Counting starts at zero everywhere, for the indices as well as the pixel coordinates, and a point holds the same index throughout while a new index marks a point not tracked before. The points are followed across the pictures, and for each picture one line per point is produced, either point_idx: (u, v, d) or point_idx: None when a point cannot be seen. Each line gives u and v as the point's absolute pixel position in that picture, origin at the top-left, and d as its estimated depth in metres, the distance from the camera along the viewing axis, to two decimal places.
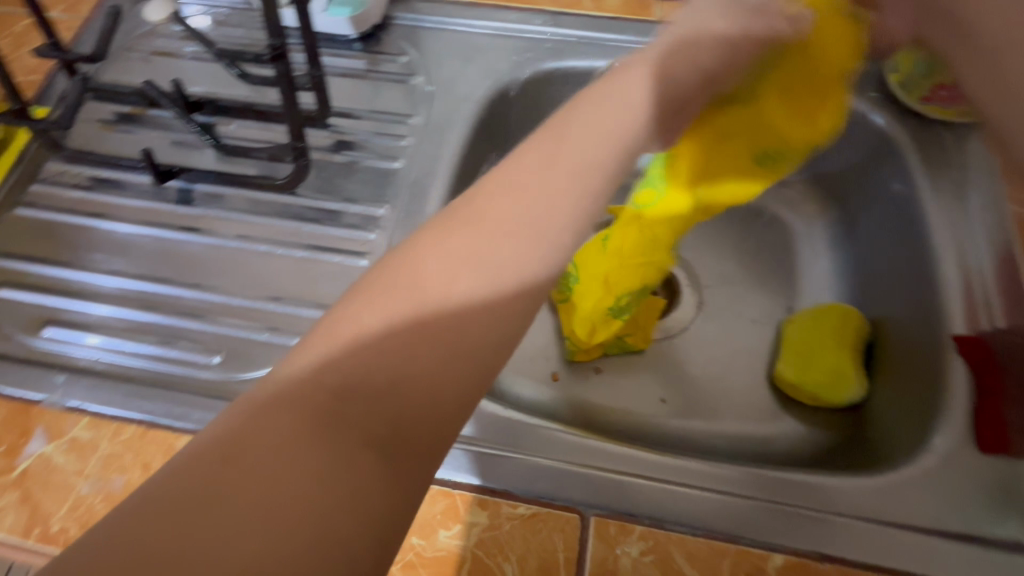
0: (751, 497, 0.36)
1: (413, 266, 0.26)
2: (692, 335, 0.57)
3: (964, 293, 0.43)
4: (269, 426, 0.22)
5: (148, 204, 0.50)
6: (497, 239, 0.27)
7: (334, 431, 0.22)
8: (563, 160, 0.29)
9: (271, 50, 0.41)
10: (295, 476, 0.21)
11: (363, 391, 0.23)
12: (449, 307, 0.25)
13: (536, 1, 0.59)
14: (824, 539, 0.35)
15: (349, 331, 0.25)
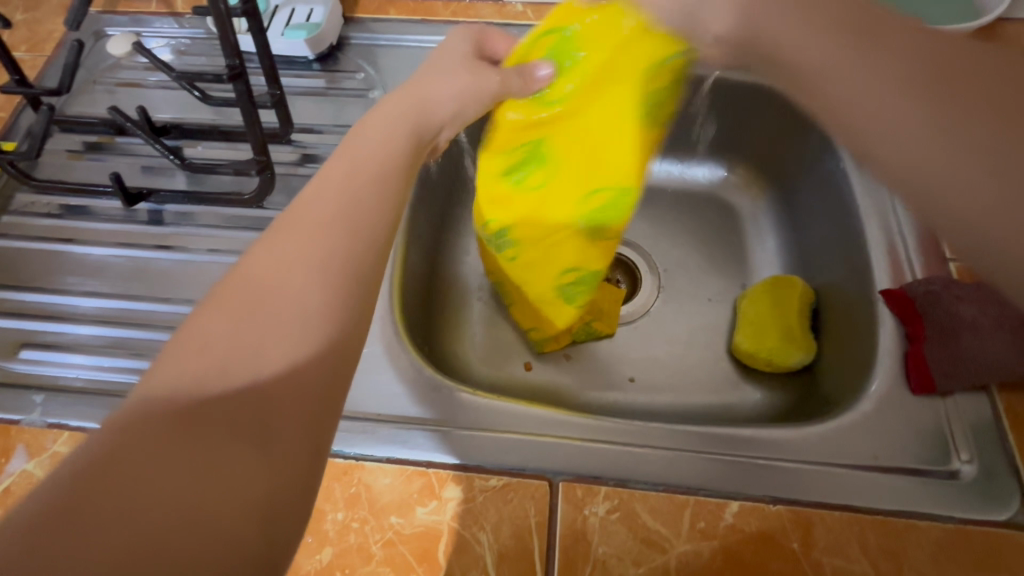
0: (689, 451, 0.39)
1: (239, 282, 0.28)
2: (653, 316, 0.60)
3: (888, 255, 0.47)
4: (125, 441, 0.22)
5: (120, 226, 0.52)
6: (316, 242, 0.29)
7: (204, 429, 0.23)
8: (361, 174, 0.33)
9: (229, 71, 0.43)
10: (166, 479, 0.22)
11: (217, 391, 0.24)
12: (290, 304, 0.27)
13: (482, 13, 0.62)
14: (792, 488, 0.37)
15: (198, 343, 0.26)
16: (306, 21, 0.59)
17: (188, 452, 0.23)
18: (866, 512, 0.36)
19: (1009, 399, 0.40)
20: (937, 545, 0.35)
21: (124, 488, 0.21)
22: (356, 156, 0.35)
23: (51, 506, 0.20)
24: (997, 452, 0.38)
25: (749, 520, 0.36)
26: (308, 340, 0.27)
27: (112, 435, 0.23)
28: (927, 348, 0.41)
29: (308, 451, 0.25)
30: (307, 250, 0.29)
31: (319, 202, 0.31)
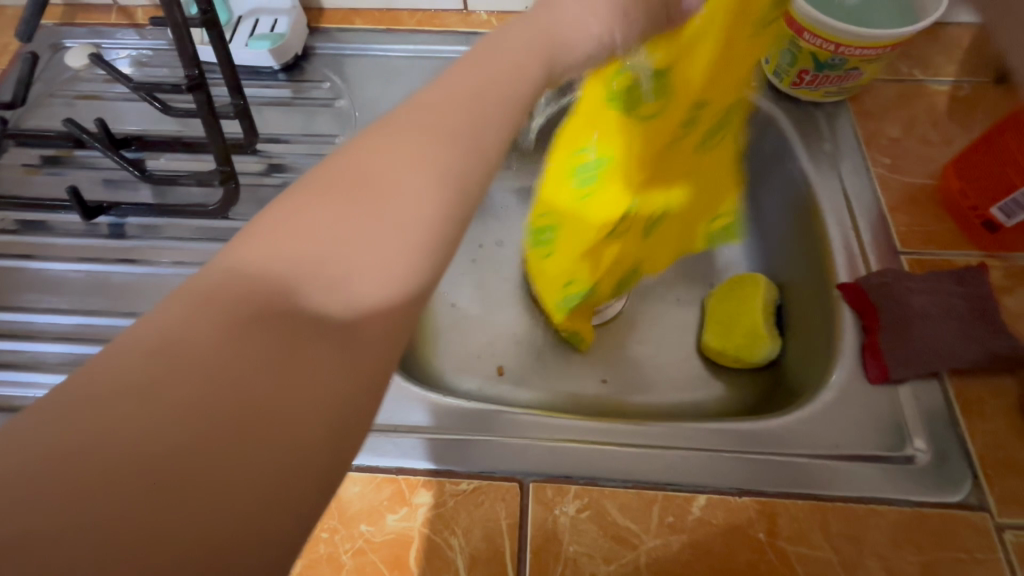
0: (728, 451, 0.39)
1: (348, 166, 0.25)
2: (625, 317, 0.61)
3: (845, 250, 0.48)
4: (219, 312, 0.21)
5: (80, 241, 0.51)
6: (433, 149, 0.27)
7: (290, 332, 0.21)
8: (481, 84, 0.29)
9: (187, 81, 0.43)
10: (258, 367, 0.20)
11: (310, 282, 0.23)
12: (406, 209, 0.25)
13: (448, 22, 0.63)
14: (800, 481, 0.38)
15: (296, 221, 0.24)
16: (270, 32, 0.58)
17: (268, 350, 0.21)
18: (827, 499, 0.37)
19: (959, 384, 0.41)
20: (895, 528, 0.36)
21: (207, 384, 0.19)
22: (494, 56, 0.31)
23: (115, 381, 0.19)
24: (949, 436, 0.39)
25: (716, 512, 0.37)
26: (413, 252, 0.25)
27: (192, 316, 0.21)
28: (883, 339, 0.42)
29: (378, 384, 0.23)
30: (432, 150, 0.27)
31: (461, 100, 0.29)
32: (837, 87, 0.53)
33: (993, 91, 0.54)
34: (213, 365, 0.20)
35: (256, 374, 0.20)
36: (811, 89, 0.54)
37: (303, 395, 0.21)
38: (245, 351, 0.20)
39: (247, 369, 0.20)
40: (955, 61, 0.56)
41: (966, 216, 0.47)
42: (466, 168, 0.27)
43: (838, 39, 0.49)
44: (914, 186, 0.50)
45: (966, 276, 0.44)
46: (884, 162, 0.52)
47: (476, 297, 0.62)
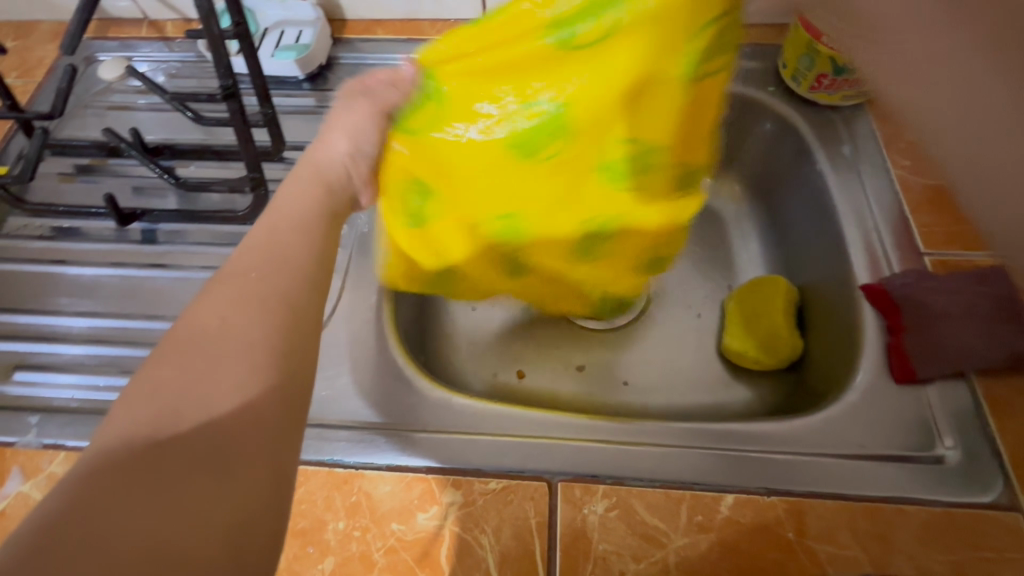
0: (746, 452, 0.40)
1: (184, 327, 0.26)
2: (644, 321, 0.61)
3: (866, 251, 0.48)
4: (76, 493, 0.21)
5: (114, 246, 0.52)
6: (261, 280, 0.29)
7: (163, 472, 0.22)
8: (292, 224, 0.33)
9: (222, 91, 0.44)
10: (131, 526, 0.20)
11: (174, 433, 0.23)
12: (244, 334, 0.26)
13: None
14: (822, 482, 0.38)
15: (140, 389, 0.24)
16: (295, 42, 0.60)
17: (141, 502, 0.21)
18: (855, 499, 0.37)
19: (987, 384, 0.41)
20: (925, 529, 0.36)
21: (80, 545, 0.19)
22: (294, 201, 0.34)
23: None
24: (979, 436, 0.39)
25: (744, 512, 0.37)
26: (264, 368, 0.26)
27: (67, 491, 0.21)
28: (907, 341, 0.42)
29: (272, 502, 0.23)
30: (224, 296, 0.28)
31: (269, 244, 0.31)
32: (856, 90, 0.54)
33: None
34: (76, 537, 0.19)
35: (126, 524, 0.20)
36: (828, 92, 0.55)
37: (187, 516, 0.21)
38: (116, 499, 0.20)
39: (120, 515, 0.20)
40: None
41: None
42: (299, 291, 0.29)
43: None
44: (934, 187, 0.50)
45: (990, 276, 0.44)
46: (903, 164, 0.52)
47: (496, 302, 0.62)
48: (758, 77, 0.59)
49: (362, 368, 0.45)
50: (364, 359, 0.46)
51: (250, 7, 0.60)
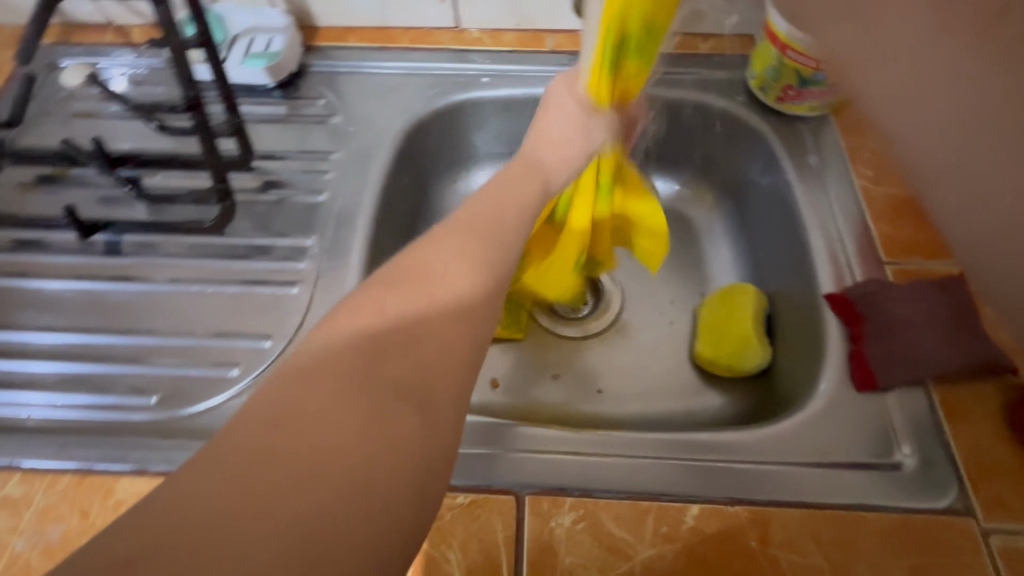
0: (714, 462, 0.40)
1: (409, 261, 0.31)
2: (618, 328, 0.61)
3: (831, 261, 0.49)
4: (293, 403, 0.24)
5: (77, 258, 0.51)
6: (477, 244, 0.32)
7: (368, 398, 0.25)
8: (518, 195, 0.36)
9: (185, 102, 0.44)
10: (340, 441, 0.24)
11: (379, 358, 0.27)
12: (454, 302, 0.29)
13: (441, 40, 0.64)
14: (785, 490, 0.39)
15: (380, 312, 0.28)
16: (265, 50, 0.59)
17: (350, 420, 0.24)
18: (818, 507, 0.38)
19: (945, 391, 0.42)
20: (884, 535, 0.37)
21: (293, 444, 0.23)
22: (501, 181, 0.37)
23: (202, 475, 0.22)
24: (936, 443, 0.40)
25: (709, 522, 0.37)
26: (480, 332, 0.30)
27: (287, 388, 0.25)
28: (869, 349, 0.44)
29: (448, 448, 0.26)
30: (448, 264, 0.30)
31: (471, 224, 0.33)
32: (821, 101, 0.55)
33: None
34: (298, 445, 0.23)
35: (342, 433, 0.24)
36: (794, 103, 0.56)
37: (380, 447, 0.24)
38: (327, 409, 0.24)
39: (332, 426, 0.24)
40: None
41: None
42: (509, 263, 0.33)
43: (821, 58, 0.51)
44: (896, 198, 0.51)
45: (949, 285, 0.45)
46: (866, 175, 0.53)
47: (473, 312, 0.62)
48: (728, 88, 0.60)
49: None
50: None
51: (218, 13, 0.59)
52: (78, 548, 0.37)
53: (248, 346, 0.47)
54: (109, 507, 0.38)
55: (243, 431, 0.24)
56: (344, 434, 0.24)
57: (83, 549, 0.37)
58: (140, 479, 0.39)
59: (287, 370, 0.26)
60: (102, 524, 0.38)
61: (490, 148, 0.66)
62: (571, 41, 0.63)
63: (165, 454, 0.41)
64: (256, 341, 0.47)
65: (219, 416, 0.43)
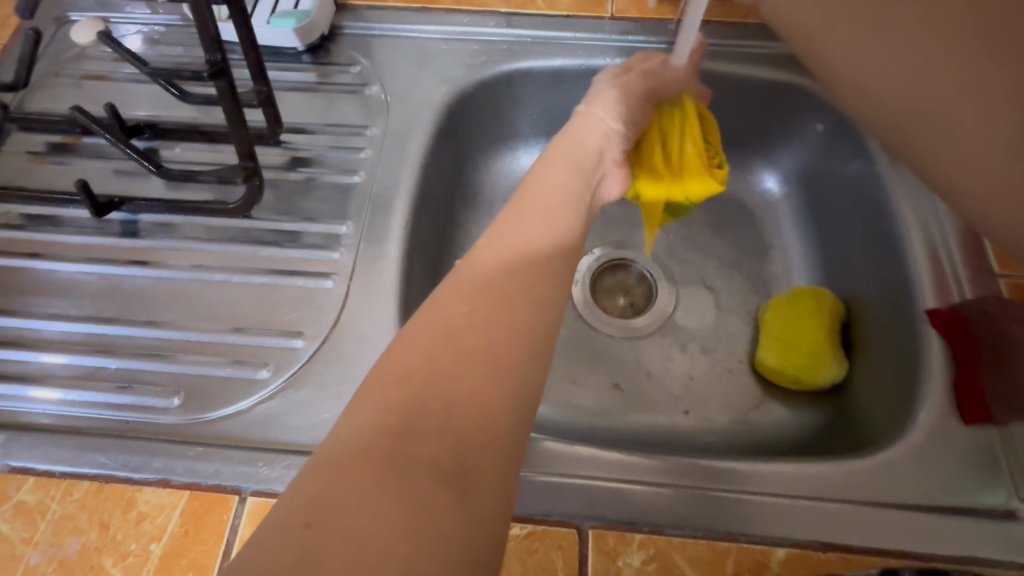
0: (799, 498, 0.36)
1: (435, 305, 0.32)
2: (671, 330, 0.56)
3: (934, 269, 0.43)
4: (328, 486, 0.23)
5: (90, 237, 0.46)
6: (505, 266, 0.34)
7: (410, 472, 0.24)
8: (537, 212, 0.38)
9: (209, 67, 0.38)
10: (387, 522, 0.22)
11: (414, 424, 0.26)
12: (482, 337, 0.30)
13: (488, 3, 0.56)
14: (886, 538, 0.34)
15: (412, 385, 0.27)
16: (294, 8, 0.53)
17: (397, 497, 0.23)
18: (922, 558, 0.34)
19: None
20: None
21: (333, 536, 0.21)
22: (540, 191, 0.40)
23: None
24: None
25: (798, 570, 0.33)
26: (518, 368, 0.30)
27: (316, 475, 0.23)
28: (982, 373, 0.39)
29: (497, 522, 0.25)
30: (485, 300, 0.32)
31: (504, 255, 0.35)
32: None
33: None
34: (346, 529, 0.22)
35: (388, 514, 0.22)
36: None
37: (423, 537, 0.22)
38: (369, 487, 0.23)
39: (374, 509, 0.22)
40: None
41: None
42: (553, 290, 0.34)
43: None
44: None
45: None
46: None
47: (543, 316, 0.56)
48: None
49: None
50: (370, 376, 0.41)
51: None
52: (96, 566, 0.33)
53: (278, 344, 0.42)
54: (129, 521, 0.35)
55: (274, 532, 0.22)
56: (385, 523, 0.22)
57: (103, 570, 0.33)
58: (163, 491, 0.36)
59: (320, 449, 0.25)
60: (122, 541, 0.34)
61: (536, 124, 0.60)
62: (633, 6, 0.56)
63: (189, 463, 0.37)
64: (286, 339, 0.42)
65: (246, 423, 0.39)
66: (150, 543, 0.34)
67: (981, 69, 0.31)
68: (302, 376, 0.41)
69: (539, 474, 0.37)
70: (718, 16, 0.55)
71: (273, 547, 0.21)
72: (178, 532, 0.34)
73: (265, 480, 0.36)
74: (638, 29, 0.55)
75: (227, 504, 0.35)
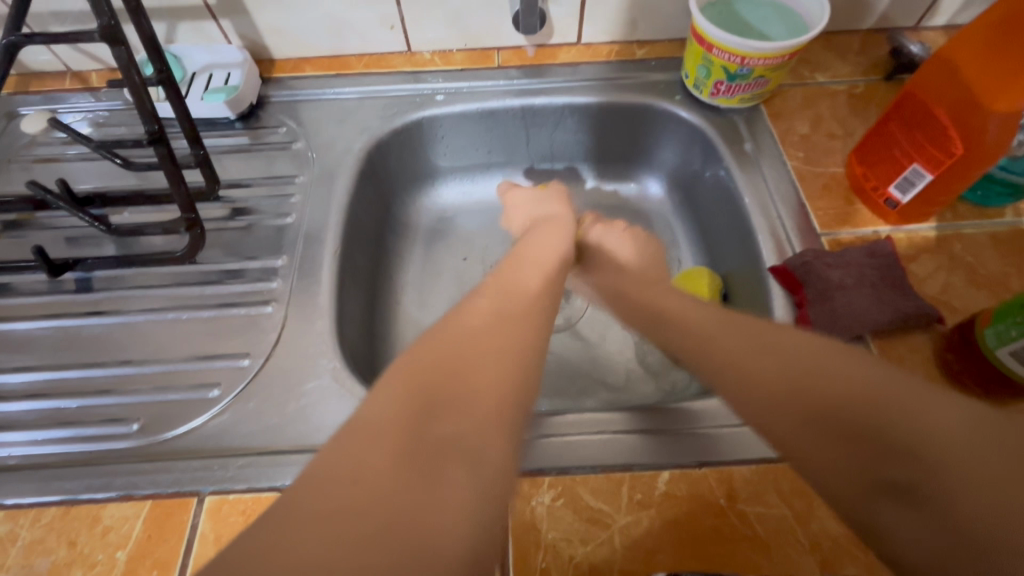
0: (680, 429, 0.43)
1: (452, 319, 0.36)
2: (586, 322, 0.64)
3: (773, 235, 0.53)
4: (356, 449, 0.26)
5: (48, 297, 0.51)
6: (509, 287, 0.41)
7: (426, 443, 0.27)
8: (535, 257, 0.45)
9: (148, 137, 0.45)
10: (403, 482, 0.25)
11: (435, 404, 0.29)
12: (492, 342, 0.34)
13: (394, 64, 0.66)
14: (749, 450, 0.41)
15: (434, 373, 0.31)
16: (224, 84, 0.61)
17: (411, 463, 0.26)
18: (778, 461, 0.41)
19: (881, 343, 0.45)
20: None
21: (357, 485, 0.24)
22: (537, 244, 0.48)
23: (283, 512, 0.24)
24: None
25: (679, 485, 0.40)
26: (522, 365, 0.34)
27: (350, 439, 0.27)
28: (811, 311, 0.47)
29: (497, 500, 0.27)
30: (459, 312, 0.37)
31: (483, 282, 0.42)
32: (749, 94, 0.59)
33: (883, 87, 0.61)
34: (370, 483, 0.25)
35: (403, 476, 0.25)
36: (726, 96, 0.60)
37: (435, 502, 0.25)
38: (390, 450, 0.26)
39: (391, 471, 0.25)
40: (849, 63, 0.63)
41: (869, 196, 0.52)
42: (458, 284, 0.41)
43: (743, 54, 0.54)
44: (824, 175, 0.56)
45: (875, 249, 0.49)
46: (797, 156, 0.57)
47: None
48: (665, 88, 0.64)
49: (313, 391, 0.46)
50: (310, 382, 0.46)
51: (175, 53, 0.61)
52: None
53: (226, 366, 0.48)
54: (95, 535, 0.39)
55: (315, 480, 0.25)
56: (410, 476, 0.25)
57: None
58: (127, 504, 0.40)
59: (355, 419, 0.28)
60: (89, 552, 0.38)
61: (450, 161, 0.69)
62: (517, 56, 0.67)
63: (150, 477, 0.41)
64: (233, 361, 0.48)
65: (200, 437, 0.44)
66: (117, 550, 0.38)
67: (788, 378, 0.33)
68: (250, 391, 0.46)
69: None
70: (585, 57, 0.66)
71: (305, 496, 0.24)
72: (142, 537, 0.38)
73: (221, 480, 0.41)
74: (523, 74, 0.65)
75: (186, 506, 0.40)
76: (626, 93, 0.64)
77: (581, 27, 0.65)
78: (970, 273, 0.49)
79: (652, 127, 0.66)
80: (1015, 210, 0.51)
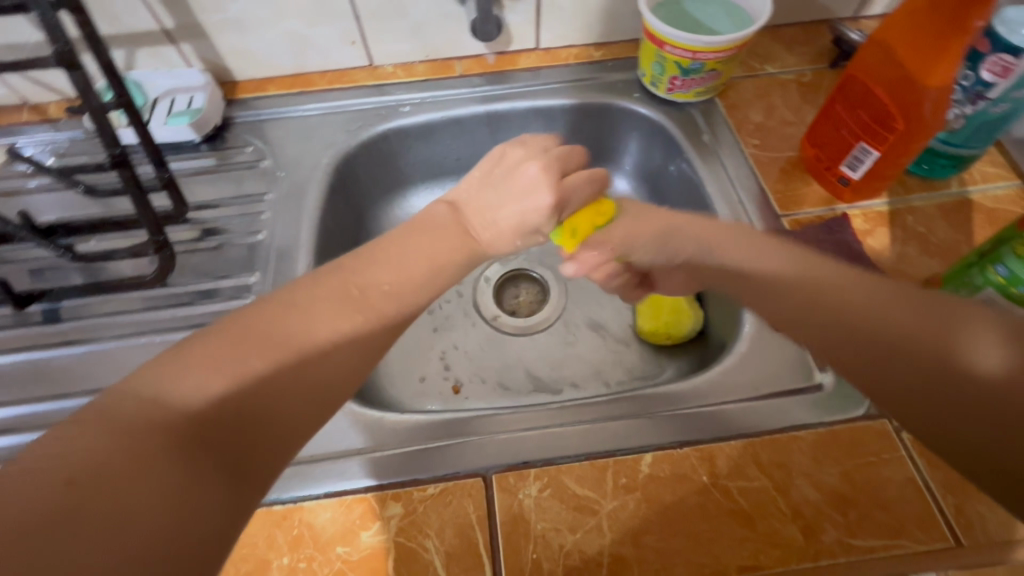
0: (659, 412, 0.44)
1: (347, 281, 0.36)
2: (564, 319, 0.64)
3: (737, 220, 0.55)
4: (114, 446, 0.25)
5: (15, 330, 0.50)
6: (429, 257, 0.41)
7: (208, 439, 0.28)
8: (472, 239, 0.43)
9: (110, 161, 0.45)
10: (164, 484, 0.25)
11: (238, 394, 0.29)
12: (358, 318, 0.36)
13: (357, 79, 0.67)
14: (727, 427, 0.42)
15: (275, 366, 0.31)
16: (187, 108, 0.61)
17: (184, 470, 0.26)
18: (756, 435, 0.42)
19: None
20: (814, 448, 0.41)
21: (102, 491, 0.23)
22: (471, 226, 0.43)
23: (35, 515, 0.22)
24: None
25: (662, 466, 0.40)
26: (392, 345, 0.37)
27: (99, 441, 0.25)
28: None
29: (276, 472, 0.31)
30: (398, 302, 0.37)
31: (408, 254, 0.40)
32: (704, 87, 0.61)
33: (829, 75, 0.64)
34: (139, 480, 0.24)
35: (162, 480, 0.25)
36: (682, 91, 0.62)
37: (207, 493, 0.26)
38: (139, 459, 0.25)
39: (142, 476, 0.25)
40: (796, 54, 0.66)
41: (825, 176, 0.54)
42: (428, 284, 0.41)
43: (695, 48, 0.56)
44: (781, 160, 0.58)
45: (834, 227, 0.51)
46: (753, 143, 0.60)
47: (452, 329, 0.63)
48: (624, 87, 0.66)
49: None
50: None
51: (136, 80, 0.61)
52: None
53: None
54: None
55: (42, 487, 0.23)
56: (172, 486, 0.25)
57: None
58: None
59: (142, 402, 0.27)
60: None
61: (419, 171, 0.70)
62: (478, 64, 0.68)
63: None
64: None
65: None
66: None
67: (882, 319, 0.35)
68: None
69: (442, 441, 0.43)
70: (545, 62, 0.68)
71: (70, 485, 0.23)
72: None
73: None
74: (484, 81, 0.67)
75: None
76: (587, 94, 0.66)
77: (538, 34, 0.67)
78: (923, 243, 0.51)
79: (615, 124, 0.67)
80: (960, 181, 0.54)
